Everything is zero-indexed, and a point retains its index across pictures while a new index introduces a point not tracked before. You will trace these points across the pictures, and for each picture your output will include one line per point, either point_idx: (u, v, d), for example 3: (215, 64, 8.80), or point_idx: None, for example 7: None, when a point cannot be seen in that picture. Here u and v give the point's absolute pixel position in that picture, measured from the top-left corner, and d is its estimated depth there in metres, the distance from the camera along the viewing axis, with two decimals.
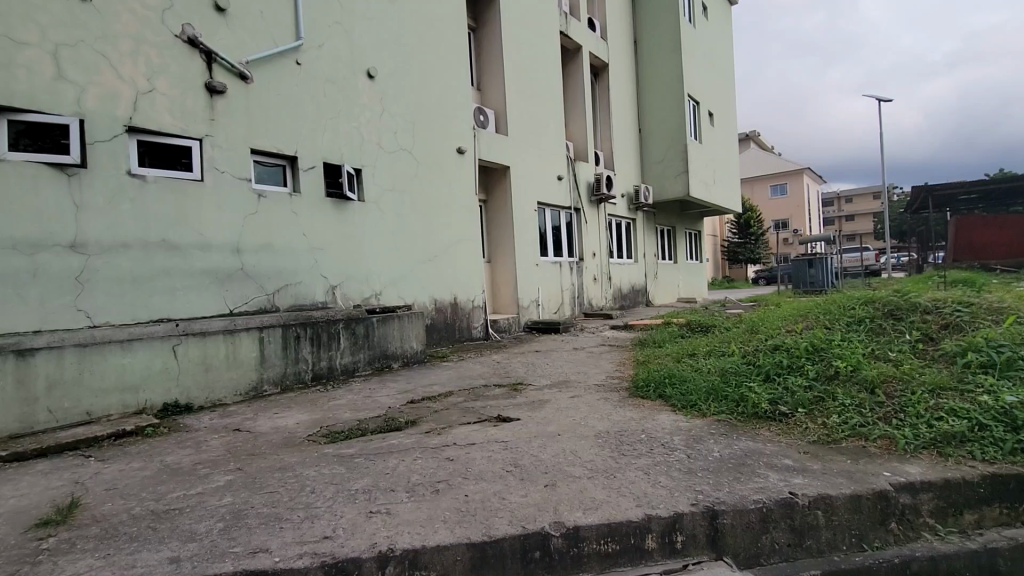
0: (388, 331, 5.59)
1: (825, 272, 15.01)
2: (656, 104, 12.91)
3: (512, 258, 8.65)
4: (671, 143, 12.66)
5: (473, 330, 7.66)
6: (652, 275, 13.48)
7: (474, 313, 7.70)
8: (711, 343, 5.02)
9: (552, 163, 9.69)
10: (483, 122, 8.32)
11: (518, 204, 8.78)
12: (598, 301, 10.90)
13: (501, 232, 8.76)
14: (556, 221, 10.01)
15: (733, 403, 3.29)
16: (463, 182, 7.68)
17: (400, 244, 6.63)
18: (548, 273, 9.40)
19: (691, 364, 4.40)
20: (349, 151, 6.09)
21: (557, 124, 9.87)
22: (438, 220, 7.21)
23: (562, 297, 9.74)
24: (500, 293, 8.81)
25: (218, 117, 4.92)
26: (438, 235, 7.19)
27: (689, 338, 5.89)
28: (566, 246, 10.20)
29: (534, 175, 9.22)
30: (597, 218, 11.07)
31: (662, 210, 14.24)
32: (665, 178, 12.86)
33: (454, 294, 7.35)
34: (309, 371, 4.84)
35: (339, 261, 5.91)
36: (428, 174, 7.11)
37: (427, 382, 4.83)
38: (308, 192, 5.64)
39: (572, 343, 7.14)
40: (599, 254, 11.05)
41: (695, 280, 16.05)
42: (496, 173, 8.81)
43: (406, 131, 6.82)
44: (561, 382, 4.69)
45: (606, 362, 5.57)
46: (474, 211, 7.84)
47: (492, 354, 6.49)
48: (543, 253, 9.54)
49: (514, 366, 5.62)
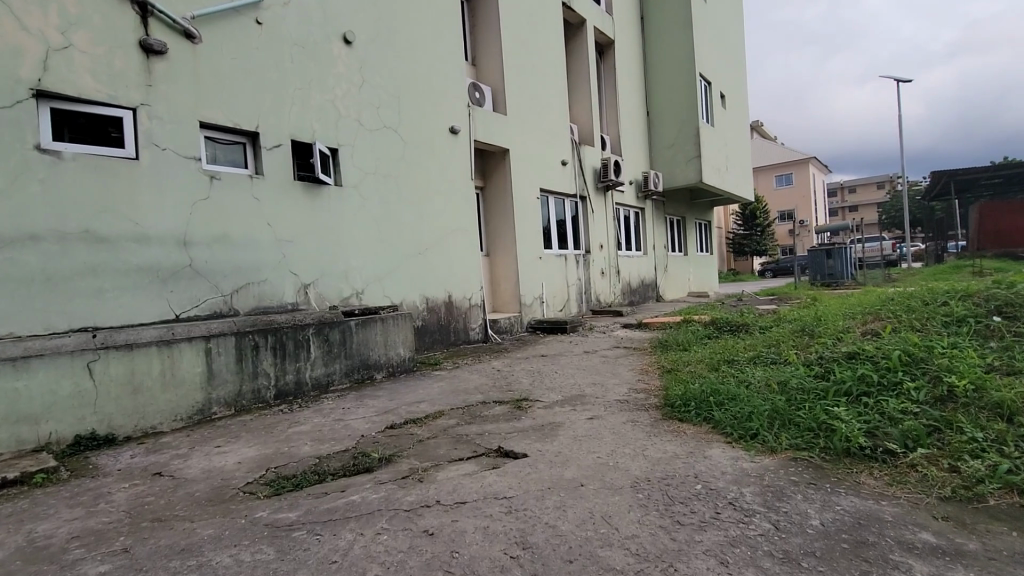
0: (369, 336, 4.77)
1: (845, 263, 14.20)
2: (665, 84, 12.05)
3: (513, 251, 7.82)
4: (682, 126, 11.80)
5: (470, 332, 6.84)
6: (662, 268, 12.64)
7: (471, 312, 6.89)
8: (754, 348, 4.21)
9: (555, 146, 8.84)
10: (478, 100, 7.48)
11: (519, 191, 7.95)
12: (606, 297, 10.07)
13: (501, 222, 7.92)
14: (561, 211, 9.17)
15: (811, 436, 2.46)
16: (458, 166, 6.85)
17: (385, 236, 5.81)
18: (552, 267, 8.57)
19: (736, 375, 3.58)
20: (322, 127, 5.25)
21: (559, 103, 9.02)
22: (429, 209, 6.38)
23: (568, 294, 8.92)
24: (500, 290, 7.99)
25: (156, 83, 4.12)
26: (429, 226, 6.36)
27: (722, 340, 5.07)
28: (571, 237, 9.37)
29: (536, 159, 8.38)
30: (604, 207, 10.23)
31: (672, 199, 13.39)
32: (675, 163, 12.00)
33: (448, 291, 6.53)
34: (270, 387, 4.03)
35: (312, 255, 5.08)
36: (417, 157, 6.27)
37: (412, 399, 4.01)
38: (273, 175, 4.81)
39: (582, 345, 6.32)
40: (607, 246, 10.22)
41: (706, 273, 15.21)
42: (494, 157, 7.97)
43: (391, 107, 5.97)
44: (574, 397, 3.87)
45: (625, 369, 4.75)
46: (470, 198, 7.01)
47: (492, 360, 5.67)
48: (547, 245, 8.70)
49: (517, 375, 4.80)
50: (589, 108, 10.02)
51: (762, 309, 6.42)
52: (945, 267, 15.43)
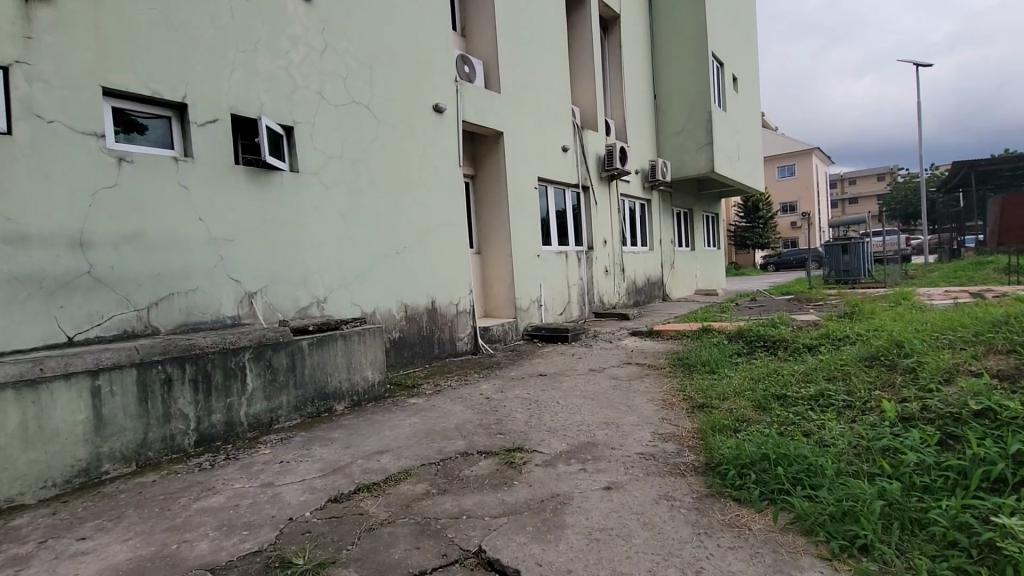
0: (327, 359, 3.85)
1: (862, 259, 13.34)
2: (674, 64, 11.08)
3: (507, 249, 6.90)
4: (692, 110, 10.85)
5: (457, 343, 5.94)
6: (668, 265, 11.73)
7: (458, 319, 5.98)
8: (810, 380, 3.33)
9: (555, 131, 7.88)
10: (467, 75, 6.51)
11: (514, 180, 7.00)
12: (610, 298, 9.18)
13: (494, 214, 6.99)
14: (561, 203, 8.24)
15: (966, 559, 1.59)
16: (443, 151, 5.90)
17: (354, 233, 4.88)
18: (552, 266, 7.66)
19: (799, 426, 2.69)
20: (273, 101, 4.30)
21: (560, 82, 8.04)
22: (409, 200, 5.45)
23: (568, 296, 8.00)
24: (492, 292, 7.08)
25: (39, 34, 3.12)
26: (409, 220, 5.43)
27: (758, 363, 4.19)
28: (572, 232, 8.44)
29: (534, 144, 7.42)
30: (608, 199, 9.31)
31: (679, 190, 12.46)
32: (685, 151, 11.05)
33: (430, 296, 5.62)
34: (189, 432, 3.13)
35: (259, 257, 4.15)
36: (395, 138, 5.33)
37: (372, 448, 3.09)
38: (207, 158, 3.86)
39: (587, 360, 5.43)
40: (611, 242, 9.30)
41: (713, 270, 14.35)
42: (486, 140, 7.00)
43: (362, 78, 5.02)
44: (582, 448, 2.96)
45: (643, 400, 3.84)
46: (457, 188, 6.08)
47: (480, 381, 4.77)
48: (545, 241, 7.79)
49: (510, 406, 3.90)
50: (593, 89, 9.03)
51: (793, 318, 5.55)
52: (967, 263, 14.58)
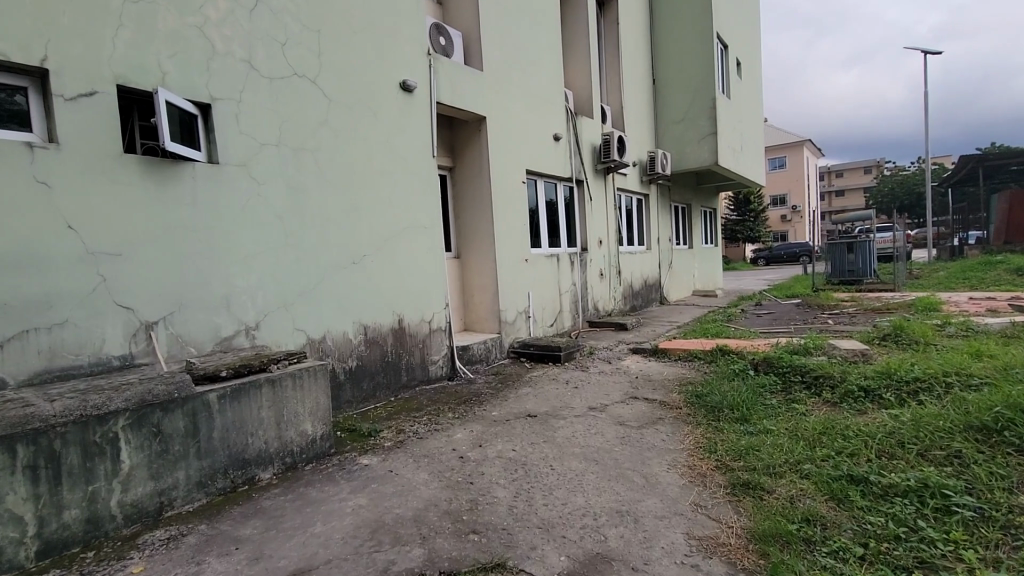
0: (245, 416, 2.90)
1: (867, 258, 12.66)
2: (675, 46, 10.15)
3: (490, 253, 5.96)
4: (695, 97, 9.93)
5: (430, 367, 5.01)
6: (666, 265, 10.88)
7: (432, 339, 5.05)
8: (894, 459, 2.48)
9: (546, 116, 6.91)
10: (443, 48, 5.51)
11: (499, 174, 6.04)
12: (605, 304, 8.30)
13: (475, 213, 6.05)
14: (552, 199, 7.31)
15: None
16: (413, 139, 4.93)
17: (298, 239, 3.90)
18: (542, 272, 6.74)
19: (914, 550, 1.89)
20: (180, 70, 3.28)
21: (552, 61, 7.07)
22: (371, 198, 4.48)
23: (560, 304, 7.11)
24: (473, 303, 6.17)
25: None
26: (369, 221, 4.46)
27: (804, 414, 3.33)
28: (564, 231, 7.51)
29: (522, 132, 6.45)
30: (604, 194, 8.40)
31: (677, 183, 11.60)
32: (686, 141, 10.15)
33: (396, 313, 4.68)
34: (25, 540, 2.17)
35: (163, 275, 3.17)
36: (351, 122, 4.34)
37: (289, 565, 2.16)
38: (81, 145, 2.85)
39: (585, 391, 4.53)
40: (606, 241, 8.42)
41: (711, 268, 13.55)
42: (466, 127, 6.01)
43: (308, 46, 4.02)
44: (590, 568, 2.05)
45: (663, 466, 2.95)
46: (431, 183, 5.12)
47: (454, 424, 3.85)
48: (535, 243, 6.86)
49: (490, 473, 2.98)
50: (588, 70, 8.07)
51: (828, 343, 4.68)
52: (975, 262, 13.95)
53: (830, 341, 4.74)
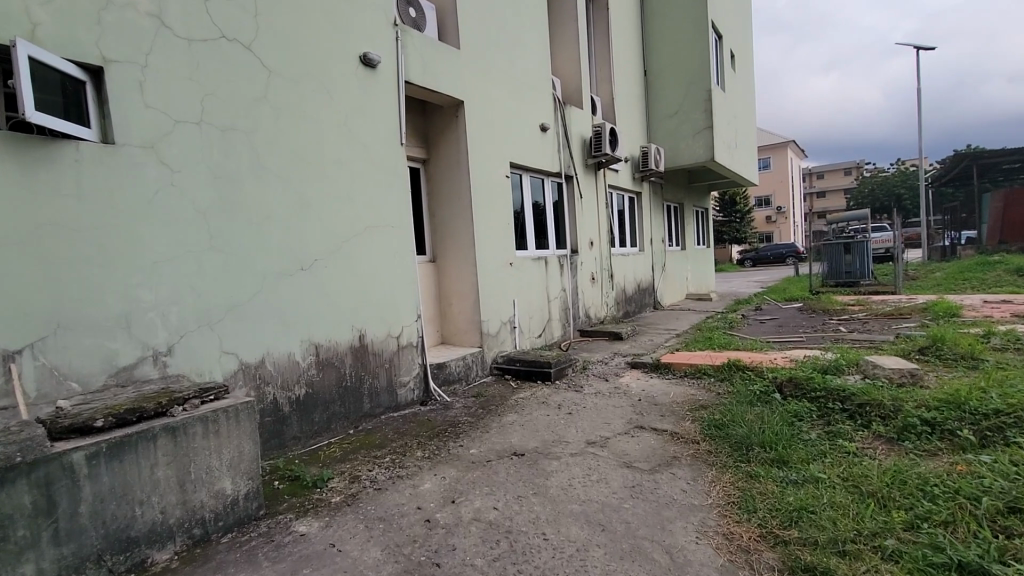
0: (131, 478, 2.16)
1: (864, 259, 12.21)
2: (667, 35, 9.56)
3: (470, 257, 5.24)
4: (689, 89, 9.33)
5: (399, 391, 4.27)
6: (659, 267, 10.25)
7: (402, 357, 4.32)
8: (1015, 539, 1.86)
9: (532, 104, 6.21)
10: (414, 21, 4.79)
11: (479, 166, 5.33)
12: (597, 311, 7.63)
13: (452, 210, 5.34)
14: (538, 197, 6.62)
15: None
16: (376, 122, 4.19)
17: (227, 240, 3.15)
18: (529, 276, 6.03)
19: None
20: (57, 20, 2.51)
21: (539, 43, 6.38)
22: (324, 191, 3.74)
23: (549, 312, 6.41)
24: (451, 313, 5.45)
25: None
26: (322, 219, 3.71)
27: (856, 456, 2.69)
28: (552, 232, 6.82)
29: (505, 120, 5.75)
30: (595, 191, 7.74)
31: (670, 181, 11.01)
32: (680, 136, 9.54)
33: (357, 328, 3.93)
34: None
35: (27, 289, 2.39)
36: (298, 99, 3.59)
37: None
38: None
39: (581, 419, 3.83)
40: (598, 243, 7.75)
41: (703, 271, 13.00)
42: (441, 113, 5.29)
43: (240, 4, 3.27)
44: None
45: (691, 535, 2.25)
46: (398, 175, 4.39)
47: (423, 468, 3.12)
48: (520, 245, 6.15)
49: (465, 548, 2.24)
50: (577, 56, 7.39)
51: (862, 359, 4.03)
52: (970, 263, 13.64)
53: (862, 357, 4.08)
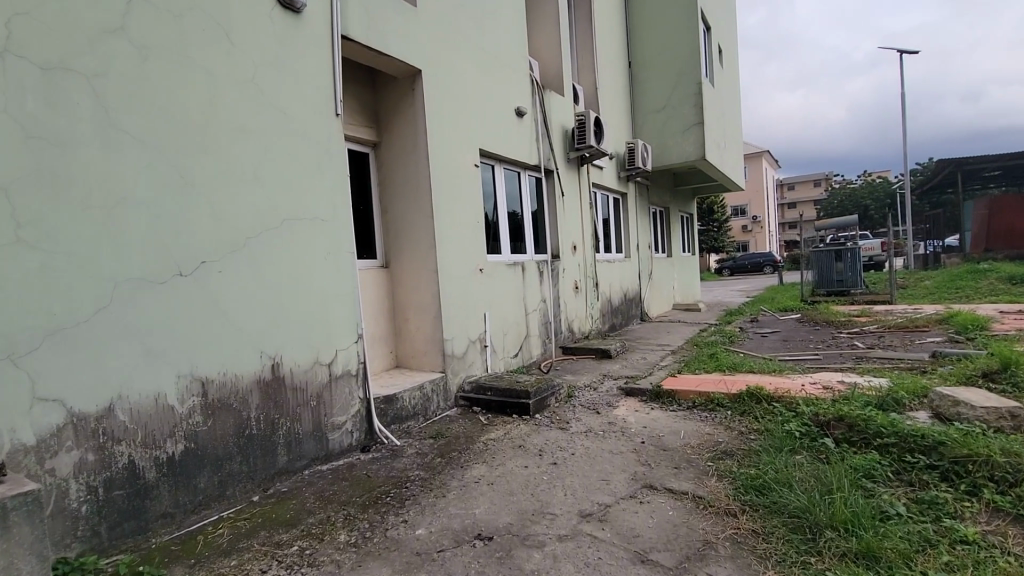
0: None
1: (856, 266, 11.64)
2: (653, 24, 8.83)
3: (430, 261, 4.27)
4: (678, 81, 8.58)
5: (330, 435, 3.25)
6: (646, 275, 9.43)
7: (336, 391, 3.31)
8: None
9: (506, 82, 5.30)
10: None
11: (440, 152, 4.37)
12: (581, 324, 6.71)
13: (408, 204, 4.37)
14: (514, 193, 5.70)
15: None
16: (301, 87, 3.22)
17: (53, 234, 2.12)
18: (503, 285, 5.07)
19: None
20: None
21: (514, 14, 5.48)
22: (219, 171, 2.74)
23: (527, 327, 5.46)
24: (407, 331, 4.46)
25: None
26: (216, 209, 2.71)
27: (986, 551, 1.84)
28: (529, 233, 5.89)
29: (473, 99, 4.81)
30: (578, 189, 6.86)
31: (656, 183, 10.23)
32: (668, 133, 8.77)
33: (269, 355, 2.92)
34: None
35: None
36: (179, 42, 2.60)
37: None
38: None
39: (570, 475, 2.87)
40: (581, 247, 6.86)
41: (690, 280, 12.28)
42: (394, 86, 4.33)
43: None
44: None
45: None
46: (333, 157, 3.42)
47: (343, 566, 2.11)
48: (491, 248, 5.20)
49: None
50: (557, 36, 6.54)
51: (927, 390, 3.17)
52: (960, 270, 13.26)
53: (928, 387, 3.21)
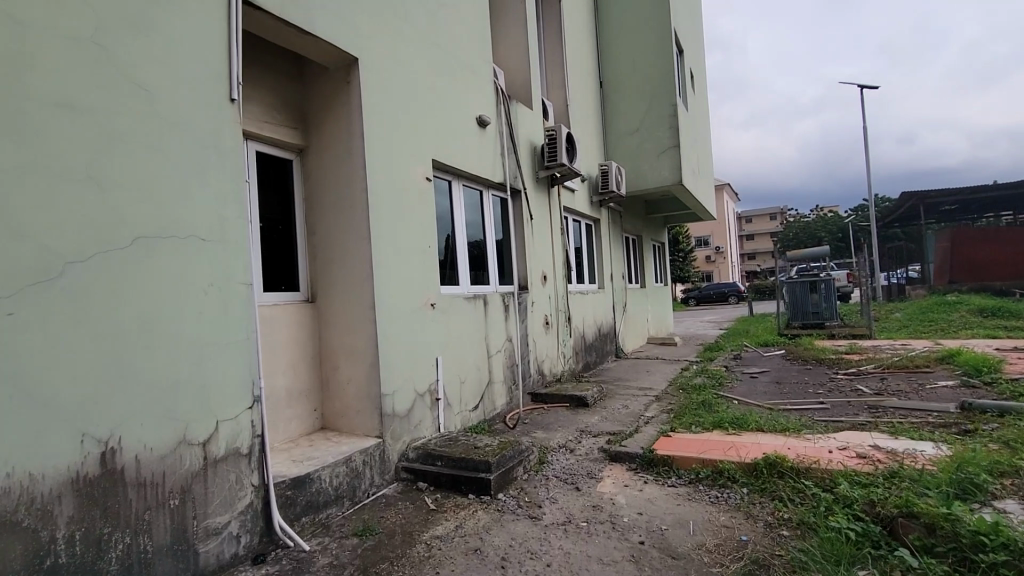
0: None
1: (831, 298, 11.30)
2: (625, 44, 8.38)
3: (366, 296, 3.37)
4: (652, 102, 8.10)
5: (200, 547, 2.26)
6: (620, 307, 8.71)
7: (214, 482, 2.33)
8: None
9: (466, 86, 4.56)
10: None
11: (381, 160, 3.53)
12: (551, 365, 5.87)
13: (340, 222, 3.49)
14: (474, 214, 4.89)
15: None
16: (176, 60, 2.35)
17: None
18: (460, 324, 4.20)
19: None
20: None
21: (476, 11, 4.80)
22: (21, 161, 1.82)
23: (489, 372, 4.58)
24: (336, 383, 3.52)
25: None
26: (8, 218, 1.77)
27: None
28: (493, 261, 5.06)
29: (426, 101, 4.03)
30: (547, 212, 6.12)
31: (628, 210, 9.66)
32: (642, 156, 8.22)
33: (98, 440, 1.94)
34: None
35: None
36: None
37: None
38: None
39: None
40: (551, 277, 6.08)
41: (663, 312, 11.68)
42: (324, 79, 3.51)
43: None
44: None
45: None
46: (224, 157, 2.53)
47: None
48: (446, 278, 4.34)
49: None
50: (525, 44, 5.89)
51: (1008, 473, 2.46)
52: (929, 303, 13.15)
53: (1008, 467, 2.50)
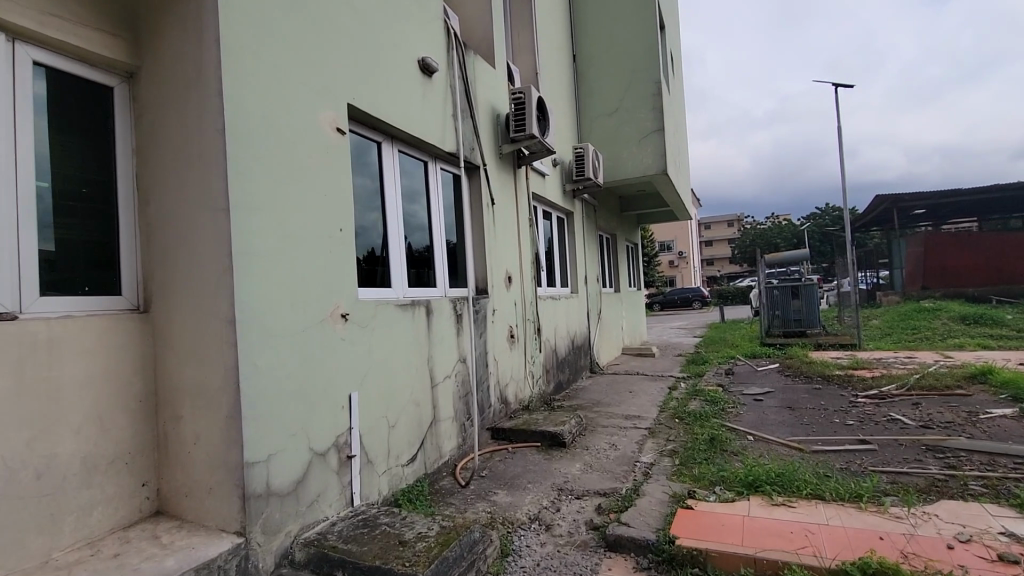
0: None
1: (814, 304, 10.58)
2: (603, 12, 7.31)
3: (224, 303, 2.08)
4: (633, 80, 7.05)
5: None
6: (595, 315, 7.61)
7: None
8: None
9: (403, 14, 3.31)
10: None
11: (258, 89, 2.24)
12: (517, 390, 4.65)
13: (186, 185, 2.18)
14: (415, 192, 3.64)
15: None
16: None
17: None
18: (389, 343, 2.94)
19: None
20: None
21: None
22: None
23: (433, 408, 3.33)
24: (180, 439, 2.21)
25: None
26: None
27: None
28: (441, 256, 3.82)
29: (340, 18, 2.75)
30: (513, 198, 4.92)
31: (602, 205, 8.59)
32: (622, 141, 7.15)
33: None
34: None
35: None
36: None
37: None
38: None
39: None
40: (517, 279, 4.88)
41: (637, 320, 10.67)
42: None
43: None
44: None
45: None
46: None
47: None
48: (372, 278, 3.08)
49: None
50: None
51: None
52: (907, 309, 12.68)
53: None
